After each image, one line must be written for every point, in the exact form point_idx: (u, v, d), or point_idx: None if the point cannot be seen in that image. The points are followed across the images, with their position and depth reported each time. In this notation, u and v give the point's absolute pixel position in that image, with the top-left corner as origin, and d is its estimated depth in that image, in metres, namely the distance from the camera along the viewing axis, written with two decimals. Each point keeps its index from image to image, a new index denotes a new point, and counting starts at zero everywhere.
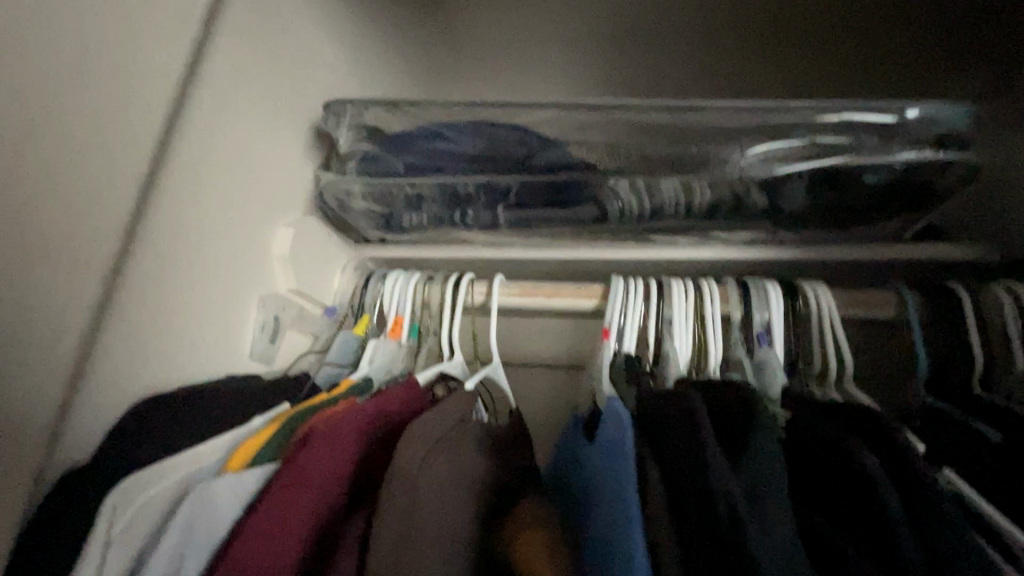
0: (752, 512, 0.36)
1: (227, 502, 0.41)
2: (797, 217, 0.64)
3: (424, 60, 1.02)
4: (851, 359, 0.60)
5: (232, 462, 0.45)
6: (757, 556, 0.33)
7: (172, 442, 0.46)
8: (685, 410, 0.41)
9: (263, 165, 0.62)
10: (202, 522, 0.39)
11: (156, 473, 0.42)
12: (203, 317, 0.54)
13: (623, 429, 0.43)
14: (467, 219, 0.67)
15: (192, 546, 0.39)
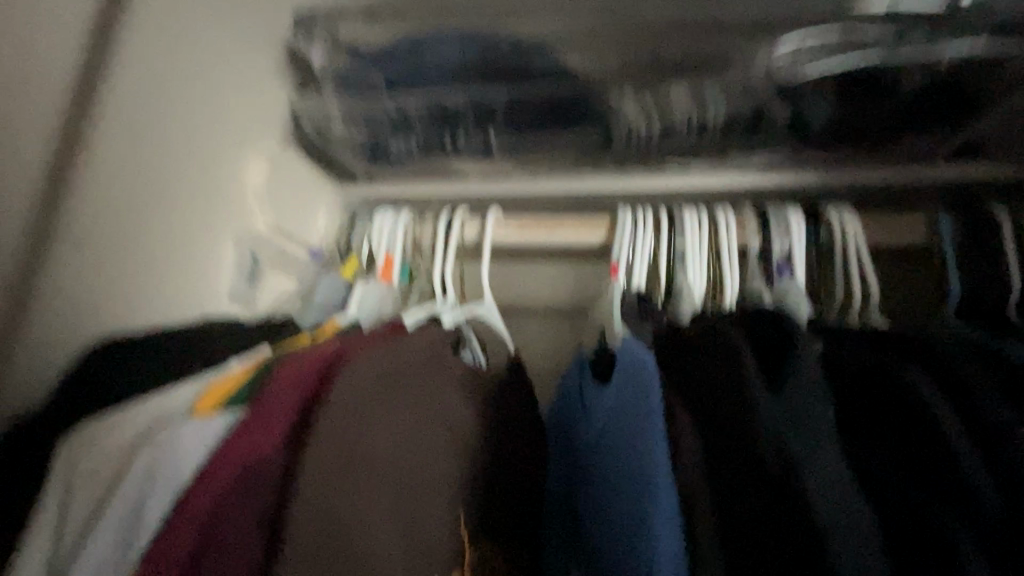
0: (802, 451, 0.36)
1: (190, 445, 0.37)
2: (821, 133, 0.59)
3: None
4: (876, 289, 0.56)
5: (200, 404, 0.41)
6: (813, 516, 0.34)
7: (138, 380, 0.43)
8: (727, 359, 0.40)
9: (231, 86, 0.56)
10: (161, 466, 0.36)
11: (120, 414, 0.39)
12: (170, 254, 0.50)
13: (647, 383, 0.40)
14: (458, 145, 0.63)
15: (152, 490, 0.36)
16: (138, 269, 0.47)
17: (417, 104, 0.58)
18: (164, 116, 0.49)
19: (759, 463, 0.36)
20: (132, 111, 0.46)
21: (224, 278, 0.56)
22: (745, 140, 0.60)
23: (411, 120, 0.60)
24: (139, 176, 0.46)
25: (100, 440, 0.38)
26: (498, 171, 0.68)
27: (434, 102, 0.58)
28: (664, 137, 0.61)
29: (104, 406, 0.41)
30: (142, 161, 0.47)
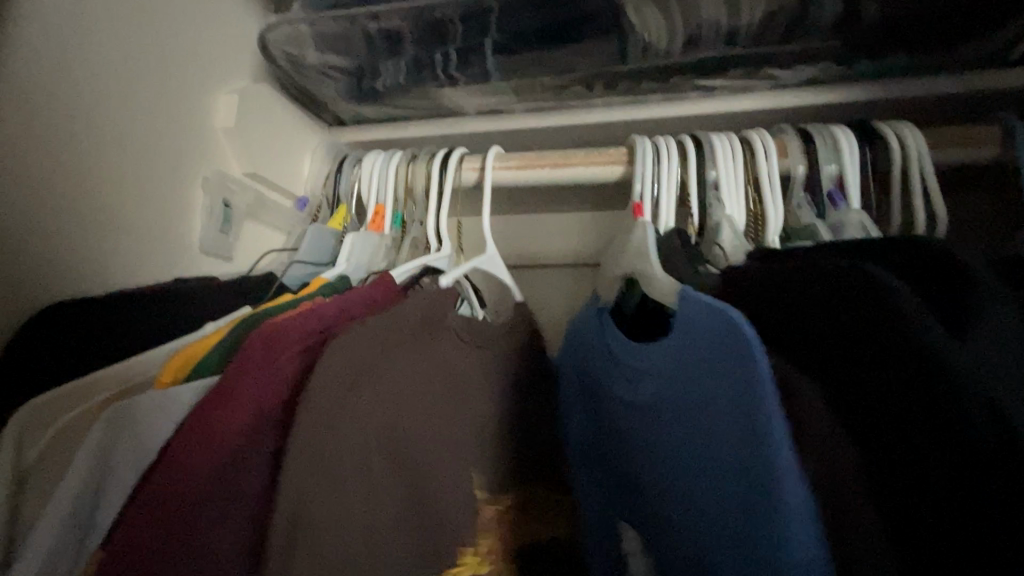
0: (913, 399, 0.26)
1: (154, 422, 0.31)
2: (875, 33, 0.50)
3: None
4: (946, 215, 0.48)
5: (161, 375, 0.34)
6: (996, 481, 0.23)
7: (99, 340, 0.38)
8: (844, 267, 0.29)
9: (182, 7, 0.49)
10: (121, 446, 0.30)
11: (73, 391, 0.33)
12: (129, 199, 0.44)
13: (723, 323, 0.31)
14: (451, 67, 0.55)
15: (110, 475, 0.30)
16: (88, 214, 0.41)
17: (401, 18, 0.50)
18: (104, 35, 0.42)
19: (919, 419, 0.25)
20: (65, 25, 0.39)
21: (193, 226, 0.50)
22: (782, 47, 0.52)
23: (399, 39, 0.53)
24: (78, 104, 0.40)
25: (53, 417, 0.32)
26: (496, 103, 0.61)
27: (422, 11, 0.49)
28: (685, 51, 0.53)
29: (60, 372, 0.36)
30: (81, 90, 0.40)
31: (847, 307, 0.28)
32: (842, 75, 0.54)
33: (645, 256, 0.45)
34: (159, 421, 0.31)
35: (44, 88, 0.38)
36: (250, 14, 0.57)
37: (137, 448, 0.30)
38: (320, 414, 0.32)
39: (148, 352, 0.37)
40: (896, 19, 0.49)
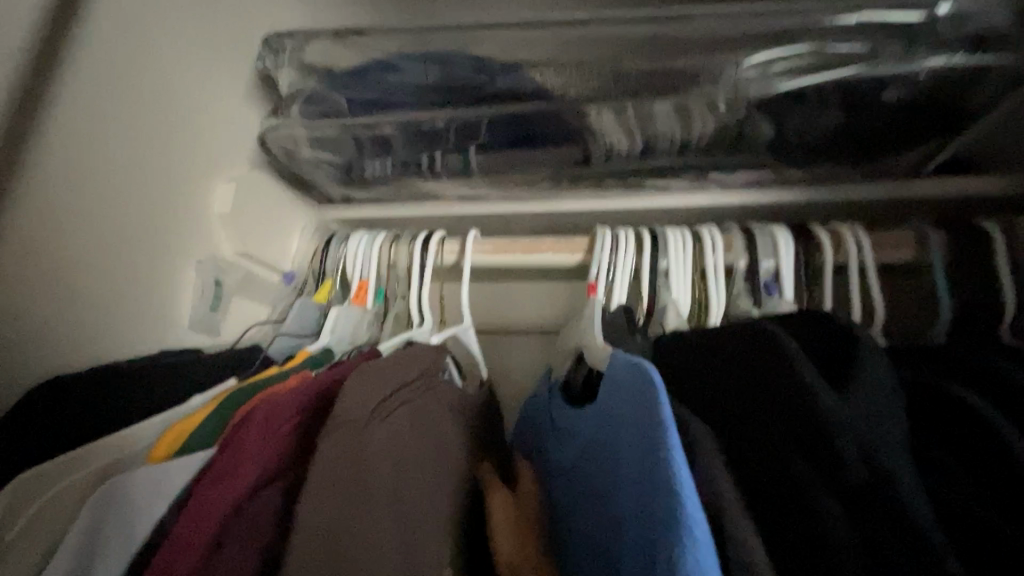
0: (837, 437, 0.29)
1: (146, 506, 0.32)
2: (808, 149, 0.56)
3: None
4: (883, 308, 0.54)
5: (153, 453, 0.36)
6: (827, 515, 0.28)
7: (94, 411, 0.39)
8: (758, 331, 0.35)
9: (192, 106, 0.54)
10: (114, 528, 0.31)
11: (65, 465, 0.34)
12: (125, 284, 0.47)
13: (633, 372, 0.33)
14: (435, 165, 0.61)
15: (101, 556, 0.31)
16: (85, 298, 0.44)
17: (392, 126, 0.56)
18: (118, 139, 0.46)
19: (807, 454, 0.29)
20: (81, 127, 0.43)
21: (184, 305, 0.53)
22: (726, 158, 0.58)
23: (388, 143, 0.59)
24: (87, 202, 0.44)
25: (40, 490, 0.33)
26: (474, 193, 0.67)
27: (411, 121, 0.55)
28: (644, 156, 0.59)
29: (48, 445, 0.36)
30: (88, 190, 0.44)
31: (761, 364, 0.33)
32: (780, 179, 0.61)
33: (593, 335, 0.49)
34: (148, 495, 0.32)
35: (56, 185, 0.41)
36: (254, 109, 0.62)
37: (126, 528, 0.31)
38: (337, 452, 0.34)
39: (143, 423, 0.38)
40: (825, 141, 0.55)
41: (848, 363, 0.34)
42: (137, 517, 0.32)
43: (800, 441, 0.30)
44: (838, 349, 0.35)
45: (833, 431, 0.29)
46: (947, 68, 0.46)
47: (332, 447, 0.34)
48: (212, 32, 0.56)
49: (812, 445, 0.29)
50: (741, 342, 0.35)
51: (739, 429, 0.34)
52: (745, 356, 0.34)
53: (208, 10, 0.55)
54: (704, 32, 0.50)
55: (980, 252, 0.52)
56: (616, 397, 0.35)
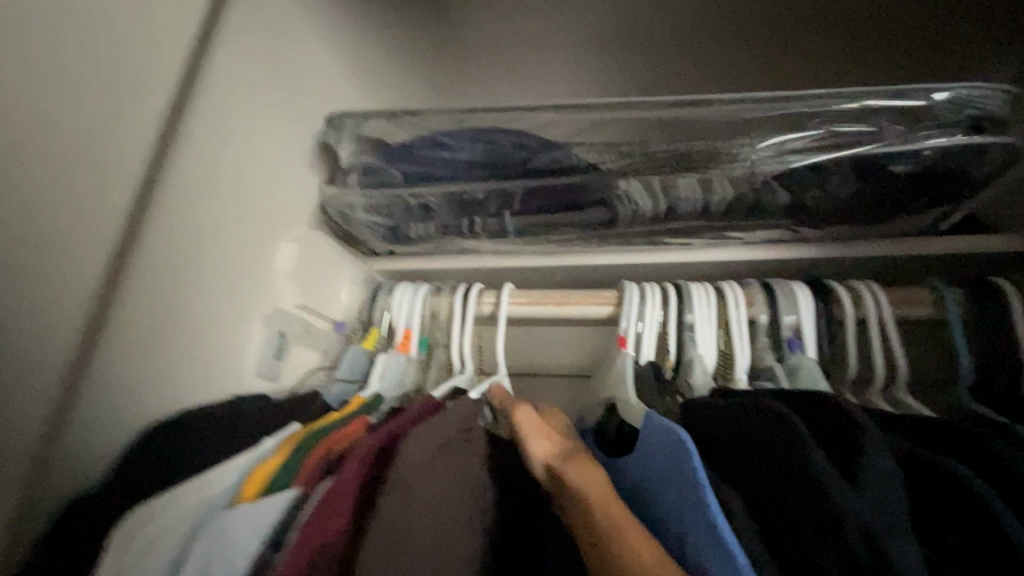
0: (841, 491, 0.29)
1: (244, 539, 0.36)
2: (823, 212, 0.60)
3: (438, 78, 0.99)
4: (904, 362, 0.56)
5: (245, 492, 0.41)
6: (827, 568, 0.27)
7: (185, 457, 0.44)
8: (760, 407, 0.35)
9: (267, 178, 0.62)
10: (217, 560, 0.35)
11: (161, 507, 0.38)
12: (206, 336, 0.53)
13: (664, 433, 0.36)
14: (475, 227, 0.67)
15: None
16: (178, 350, 0.50)
17: (438, 194, 0.62)
18: (207, 212, 0.53)
19: (815, 511, 0.29)
20: (186, 202, 0.51)
21: (252, 355, 0.59)
22: (745, 220, 0.63)
23: (432, 209, 0.65)
24: (183, 269, 0.50)
25: (145, 526, 0.37)
26: (509, 249, 0.72)
27: (455, 193, 0.62)
28: (668, 217, 0.63)
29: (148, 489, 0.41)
30: (183, 256, 0.50)
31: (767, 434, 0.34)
32: (798, 237, 0.64)
33: (626, 385, 0.53)
34: (245, 529, 0.37)
35: (166, 253, 0.48)
36: (314, 175, 0.69)
37: (228, 559, 0.35)
38: (393, 502, 0.36)
39: (223, 466, 0.42)
40: (839, 203, 0.59)
41: (850, 434, 0.33)
42: (238, 549, 0.36)
43: (805, 509, 0.29)
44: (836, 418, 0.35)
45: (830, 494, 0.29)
46: (949, 146, 0.51)
47: (387, 506, 0.36)
48: (285, 114, 0.64)
49: (813, 504, 0.29)
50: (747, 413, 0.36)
51: (750, 485, 0.34)
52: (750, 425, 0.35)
53: (282, 94, 0.63)
54: (718, 113, 0.55)
55: (997, 311, 0.54)
56: (651, 456, 0.37)
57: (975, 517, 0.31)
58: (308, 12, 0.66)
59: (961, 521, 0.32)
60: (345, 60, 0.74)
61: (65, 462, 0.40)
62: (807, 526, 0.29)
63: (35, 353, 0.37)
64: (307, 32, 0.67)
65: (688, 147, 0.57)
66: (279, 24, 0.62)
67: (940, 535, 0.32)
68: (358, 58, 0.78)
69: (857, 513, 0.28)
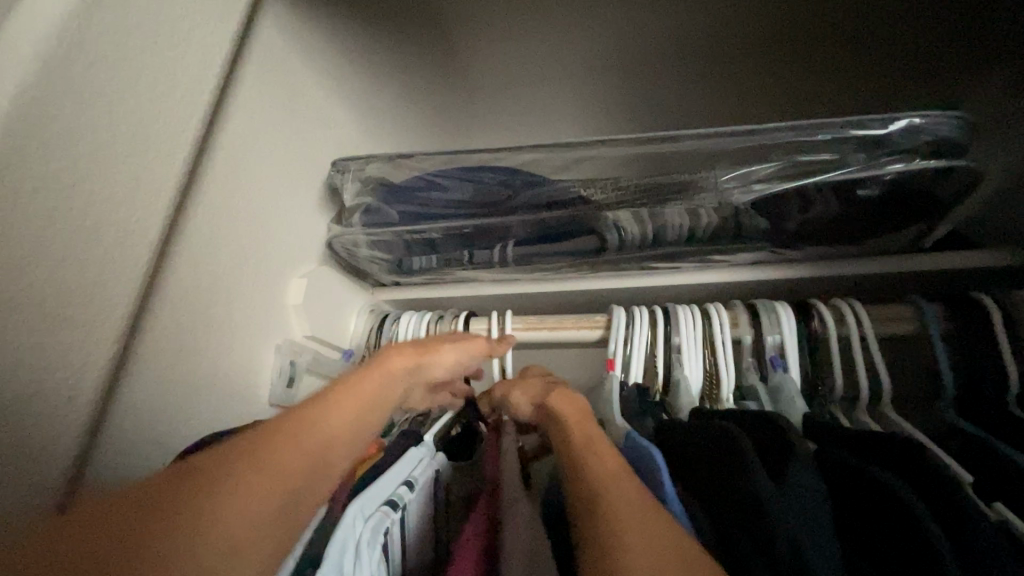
0: (771, 490, 0.34)
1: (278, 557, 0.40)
2: (801, 235, 0.62)
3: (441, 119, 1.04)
4: (887, 378, 0.57)
5: None
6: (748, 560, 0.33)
7: None
8: (711, 427, 0.42)
9: (278, 221, 0.67)
10: None
11: None
12: (220, 367, 0.58)
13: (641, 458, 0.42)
14: (472, 258, 0.71)
15: None
16: (200, 385, 0.55)
17: (437, 231, 0.66)
18: (220, 253, 0.58)
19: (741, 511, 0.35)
20: (208, 253, 0.56)
21: (263, 382, 0.64)
22: (727, 246, 0.65)
23: (432, 244, 0.70)
24: (199, 304, 0.55)
25: None
26: (507, 277, 0.75)
27: (450, 229, 0.66)
28: (653, 244, 0.66)
29: None
30: (199, 293, 0.55)
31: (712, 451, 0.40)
32: (783, 257, 0.66)
33: (609, 412, 0.57)
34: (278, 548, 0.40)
35: (190, 296, 0.54)
36: (322, 215, 0.75)
37: None
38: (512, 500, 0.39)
39: None
40: (818, 225, 0.61)
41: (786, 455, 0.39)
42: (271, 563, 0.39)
43: (732, 513, 0.36)
44: (777, 440, 0.41)
45: (756, 496, 0.34)
46: (910, 171, 0.53)
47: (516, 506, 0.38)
48: (296, 163, 0.70)
49: (739, 504, 0.35)
50: (699, 434, 0.42)
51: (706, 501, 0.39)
52: (699, 447, 0.42)
53: (294, 142, 0.69)
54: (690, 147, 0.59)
55: (976, 325, 0.55)
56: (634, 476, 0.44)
57: (904, 523, 0.35)
58: (316, 68, 0.72)
59: (892, 529, 0.36)
60: (351, 108, 0.81)
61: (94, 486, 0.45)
62: (733, 524, 0.35)
63: (72, 380, 0.39)
64: (316, 85, 0.73)
65: (661, 180, 0.61)
66: (288, 81, 0.68)
67: (877, 545, 0.37)
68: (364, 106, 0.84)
69: (771, 512, 0.33)
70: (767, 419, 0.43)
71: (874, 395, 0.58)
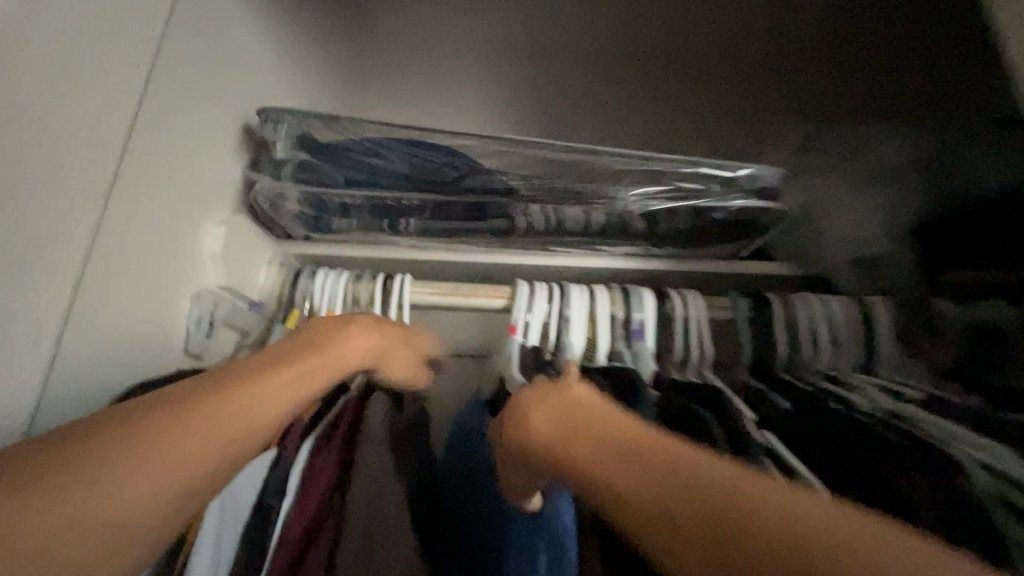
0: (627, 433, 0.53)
1: (247, 488, 0.47)
2: (667, 236, 0.79)
3: (336, 58, 1.07)
4: (707, 350, 0.79)
5: None
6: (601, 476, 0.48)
7: None
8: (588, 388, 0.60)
9: (197, 160, 0.64)
10: (228, 507, 0.46)
11: None
12: (138, 313, 0.56)
13: None
14: (396, 228, 0.76)
15: (225, 528, 0.45)
16: (117, 325, 0.53)
17: (364, 196, 0.72)
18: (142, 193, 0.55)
19: None
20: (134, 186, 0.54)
21: (177, 333, 0.62)
22: (611, 240, 0.79)
23: (354, 209, 0.74)
24: (120, 244, 0.53)
25: None
26: (425, 245, 0.78)
27: (376, 197, 0.72)
28: (558, 231, 0.77)
29: None
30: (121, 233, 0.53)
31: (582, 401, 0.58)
32: (650, 252, 0.81)
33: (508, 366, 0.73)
34: (245, 488, 0.47)
35: (113, 237, 0.51)
36: (236, 161, 0.72)
37: (233, 507, 0.46)
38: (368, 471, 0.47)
39: None
40: (679, 231, 0.79)
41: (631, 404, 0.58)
42: (242, 496, 0.46)
43: None
44: (629, 388, 0.60)
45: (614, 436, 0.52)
46: (748, 206, 0.75)
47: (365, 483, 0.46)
48: (214, 101, 0.66)
49: None
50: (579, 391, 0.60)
51: None
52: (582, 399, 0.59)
53: (214, 81, 0.66)
54: (604, 165, 0.73)
55: (765, 315, 0.80)
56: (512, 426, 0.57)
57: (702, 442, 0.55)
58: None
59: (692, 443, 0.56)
60: (261, 45, 0.78)
61: (0, 440, 0.41)
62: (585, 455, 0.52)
63: None
64: (235, 20, 0.70)
65: (586, 187, 0.74)
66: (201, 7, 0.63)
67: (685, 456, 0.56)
68: (270, 39, 0.82)
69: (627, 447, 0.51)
70: (622, 374, 0.62)
71: (698, 359, 0.80)
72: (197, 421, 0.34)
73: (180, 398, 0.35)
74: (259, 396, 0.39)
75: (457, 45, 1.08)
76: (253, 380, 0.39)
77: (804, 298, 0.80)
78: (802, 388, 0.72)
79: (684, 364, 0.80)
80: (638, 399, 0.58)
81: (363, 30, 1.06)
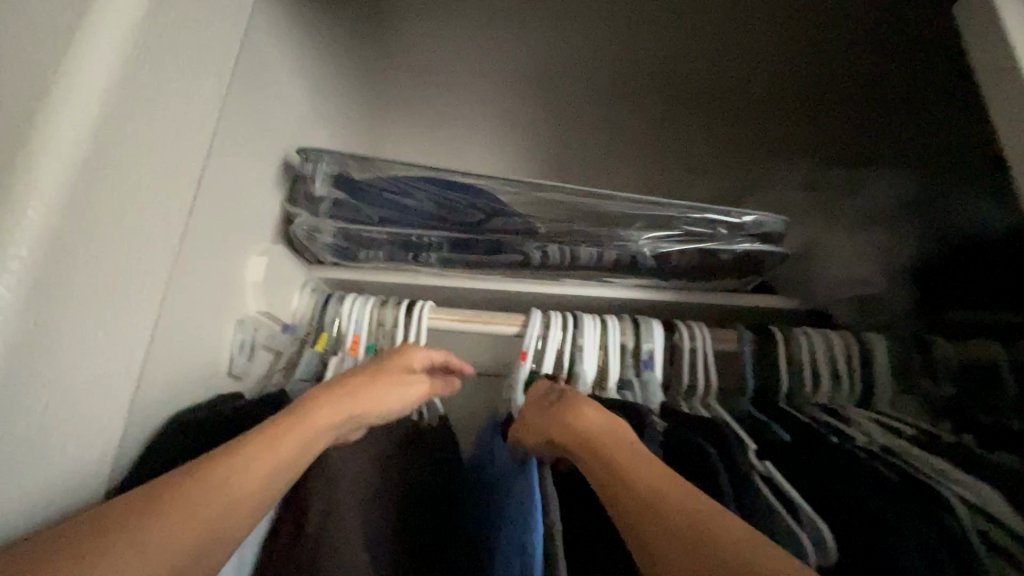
0: None
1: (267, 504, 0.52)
2: (675, 272, 0.84)
3: (360, 89, 1.13)
4: (711, 382, 0.83)
5: None
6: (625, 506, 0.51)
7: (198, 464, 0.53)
8: None
9: (243, 197, 0.69)
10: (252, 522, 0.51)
11: None
12: (191, 343, 0.61)
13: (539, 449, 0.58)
14: (419, 259, 0.82)
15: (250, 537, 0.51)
16: (174, 354, 0.58)
17: (393, 232, 0.79)
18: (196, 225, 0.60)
19: None
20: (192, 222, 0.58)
21: (222, 360, 0.68)
22: (619, 272, 0.84)
23: (382, 242, 0.80)
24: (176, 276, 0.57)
25: None
26: (446, 275, 0.83)
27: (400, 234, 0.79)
28: (569, 265, 0.82)
29: None
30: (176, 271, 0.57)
31: None
32: (656, 284, 0.86)
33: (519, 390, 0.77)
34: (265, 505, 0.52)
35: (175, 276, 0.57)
36: (275, 195, 0.78)
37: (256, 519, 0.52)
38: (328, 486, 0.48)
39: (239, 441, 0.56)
40: (685, 268, 0.84)
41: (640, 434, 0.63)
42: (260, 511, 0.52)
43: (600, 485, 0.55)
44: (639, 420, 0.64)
45: None
46: (751, 250, 0.81)
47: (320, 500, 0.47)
48: (258, 141, 0.72)
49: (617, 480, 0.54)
50: None
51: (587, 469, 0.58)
52: None
53: (259, 123, 0.71)
54: (617, 209, 0.78)
55: (768, 349, 0.84)
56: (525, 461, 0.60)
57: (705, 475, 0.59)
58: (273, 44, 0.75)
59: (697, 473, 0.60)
60: (296, 87, 0.84)
61: None
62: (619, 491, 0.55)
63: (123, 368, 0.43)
64: (275, 66, 0.76)
65: (599, 230, 0.79)
66: (250, 61, 0.69)
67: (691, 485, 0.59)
68: (304, 79, 0.87)
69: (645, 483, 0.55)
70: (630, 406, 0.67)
71: (703, 389, 0.84)
72: (183, 504, 0.38)
73: (160, 492, 0.38)
74: (240, 474, 0.41)
75: (474, 76, 1.13)
76: (236, 463, 0.41)
77: (808, 333, 0.84)
78: (803, 421, 0.75)
79: (690, 394, 0.84)
80: (649, 427, 0.63)
81: (384, 63, 1.11)
